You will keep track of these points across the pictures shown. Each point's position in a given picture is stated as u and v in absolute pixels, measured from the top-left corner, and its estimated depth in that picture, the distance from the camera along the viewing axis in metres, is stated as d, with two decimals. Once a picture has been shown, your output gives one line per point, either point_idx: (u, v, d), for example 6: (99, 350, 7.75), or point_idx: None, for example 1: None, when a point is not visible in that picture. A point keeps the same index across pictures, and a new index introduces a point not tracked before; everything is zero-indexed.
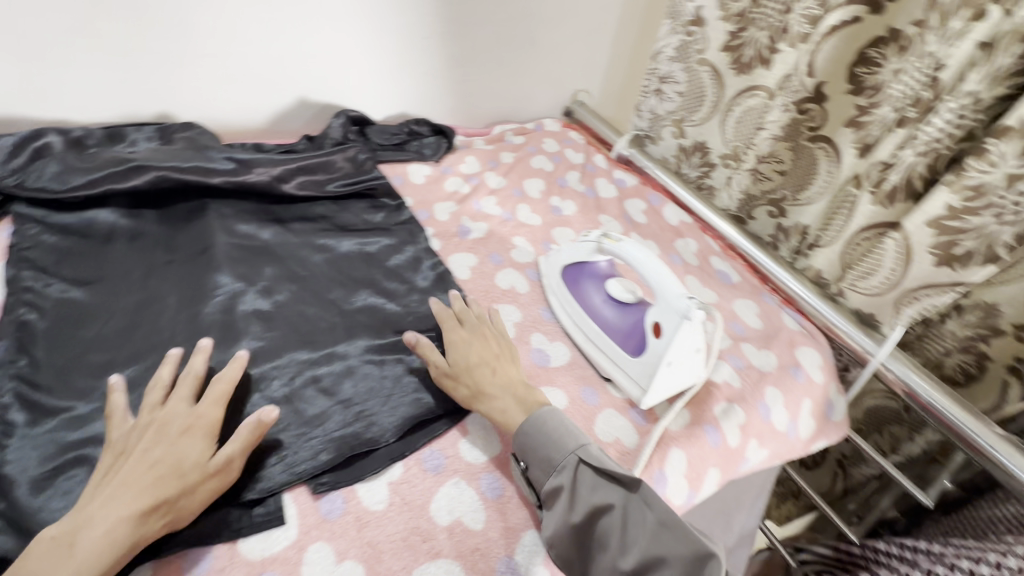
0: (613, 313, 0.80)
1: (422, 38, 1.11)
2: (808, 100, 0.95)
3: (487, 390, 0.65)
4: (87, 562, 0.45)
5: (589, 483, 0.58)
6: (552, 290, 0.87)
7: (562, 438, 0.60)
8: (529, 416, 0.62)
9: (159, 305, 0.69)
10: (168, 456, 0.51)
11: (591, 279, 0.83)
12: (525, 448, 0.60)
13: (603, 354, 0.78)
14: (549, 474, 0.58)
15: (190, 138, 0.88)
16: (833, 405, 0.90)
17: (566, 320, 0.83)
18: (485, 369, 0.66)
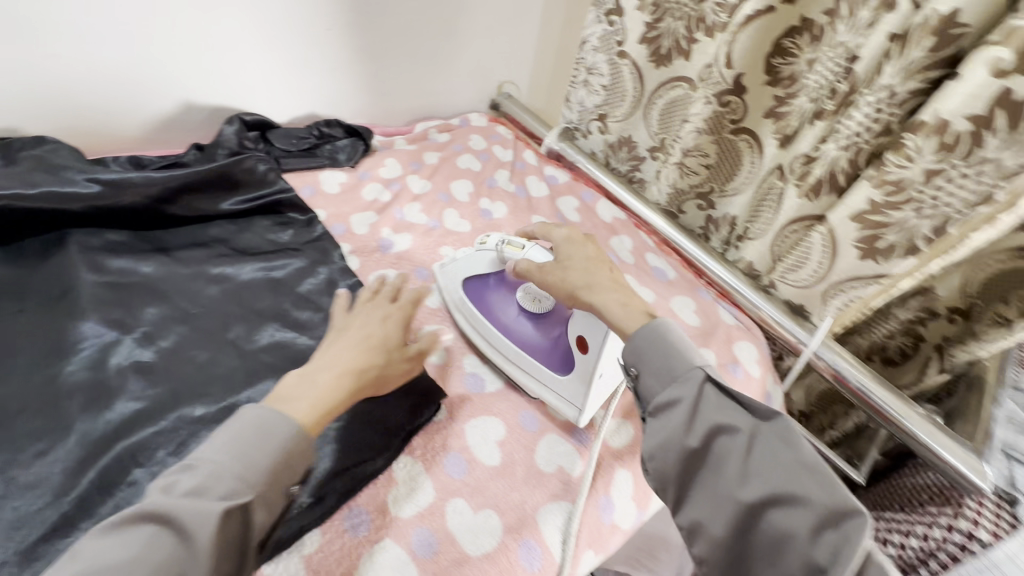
0: (530, 328, 0.73)
1: (324, 31, 1.00)
2: (728, 92, 0.93)
3: (595, 283, 0.65)
4: (326, 390, 0.53)
5: (713, 403, 0.54)
6: (456, 308, 0.78)
7: (692, 350, 0.57)
8: (658, 318, 0.60)
9: (6, 367, 0.58)
10: (377, 333, 0.61)
11: (501, 293, 0.76)
12: (643, 354, 0.58)
13: (527, 376, 0.71)
14: (666, 385, 0.55)
15: (39, 157, 0.72)
16: (771, 397, 0.90)
17: (481, 342, 0.75)
18: (600, 267, 0.67)
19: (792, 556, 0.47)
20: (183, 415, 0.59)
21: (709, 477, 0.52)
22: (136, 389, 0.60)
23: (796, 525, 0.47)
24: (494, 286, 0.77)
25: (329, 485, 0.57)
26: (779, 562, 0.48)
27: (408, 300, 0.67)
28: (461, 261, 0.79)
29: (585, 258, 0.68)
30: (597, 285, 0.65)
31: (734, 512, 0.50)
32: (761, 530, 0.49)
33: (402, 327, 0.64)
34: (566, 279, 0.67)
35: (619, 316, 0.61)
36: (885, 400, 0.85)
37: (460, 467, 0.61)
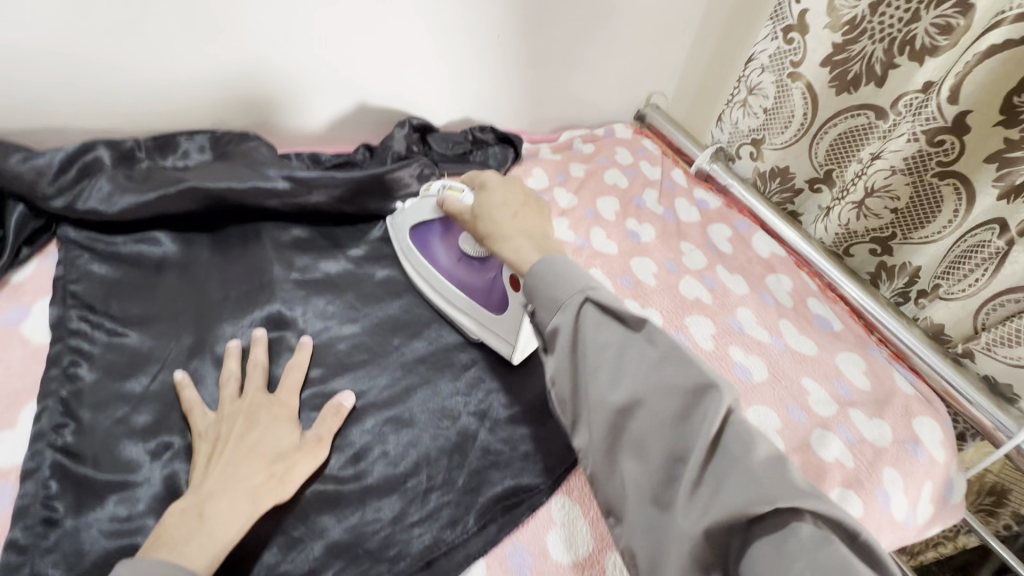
0: (468, 269, 0.71)
1: (491, 37, 0.99)
2: (943, 131, 0.77)
3: (500, 232, 0.61)
4: (223, 527, 0.46)
5: (592, 321, 0.49)
6: (406, 258, 0.76)
7: (584, 275, 0.52)
8: (544, 256, 0.56)
9: (213, 352, 0.63)
10: (267, 438, 0.53)
11: (447, 238, 0.74)
12: (535, 290, 0.53)
13: (467, 317, 0.71)
14: (551, 314, 0.51)
15: (247, 153, 0.78)
16: (952, 485, 0.80)
17: (430, 290, 0.74)
18: (505, 212, 0.63)
19: (667, 449, 0.44)
20: (359, 420, 0.61)
21: (585, 390, 0.48)
22: (315, 390, 0.63)
23: (679, 419, 0.45)
24: (443, 231, 0.74)
25: (493, 515, 0.57)
26: (656, 458, 0.44)
27: (284, 390, 0.59)
28: (408, 210, 0.76)
29: (497, 201, 0.64)
30: (500, 234, 0.61)
31: (610, 421, 0.46)
32: (640, 431, 0.46)
33: (297, 423, 0.57)
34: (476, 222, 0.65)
35: (515, 259, 0.58)
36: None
37: None
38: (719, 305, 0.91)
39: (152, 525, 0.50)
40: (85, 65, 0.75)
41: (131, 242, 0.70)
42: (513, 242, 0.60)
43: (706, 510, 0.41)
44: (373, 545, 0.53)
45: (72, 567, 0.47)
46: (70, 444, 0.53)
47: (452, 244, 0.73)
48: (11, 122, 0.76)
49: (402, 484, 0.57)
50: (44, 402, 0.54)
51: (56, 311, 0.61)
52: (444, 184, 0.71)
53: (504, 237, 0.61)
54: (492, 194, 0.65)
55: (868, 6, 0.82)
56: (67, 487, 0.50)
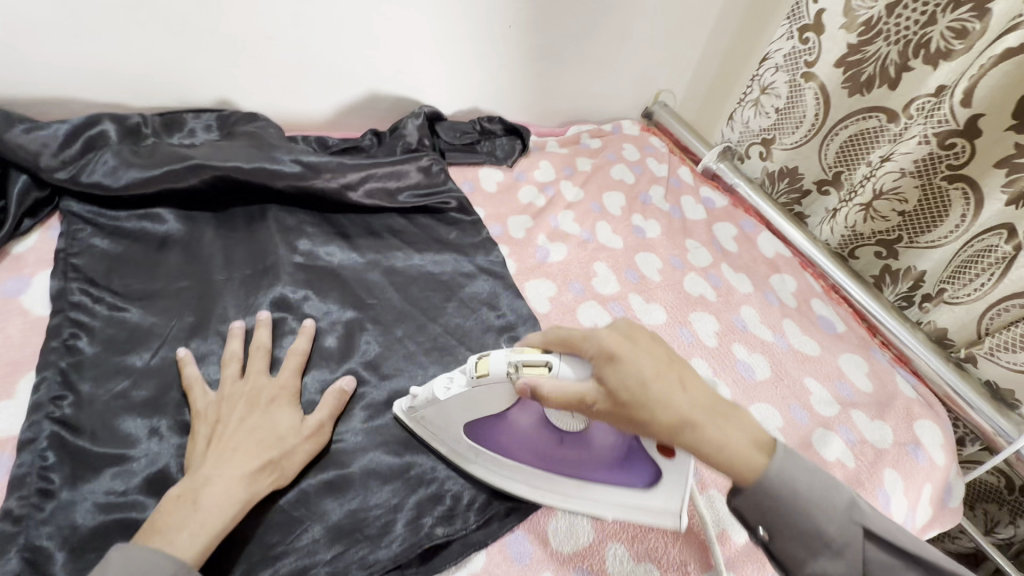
0: (572, 446, 0.55)
1: (503, 28, 0.99)
2: (955, 134, 0.76)
3: (692, 419, 0.44)
4: (214, 514, 0.45)
5: (880, 561, 0.45)
6: (472, 459, 0.57)
7: (827, 499, 0.45)
8: (774, 454, 0.46)
9: (215, 331, 0.62)
10: (267, 423, 0.52)
11: (519, 415, 0.55)
12: (768, 517, 0.45)
13: (598, 504, 0.55)
14: (817, 555, 0.45)
15: (254, 134, 0.77)
16: (951, 490, 0.80)
17: (527, 488, 0.56)
18: (672, 389, 0.44)
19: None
20: (359, 406, 0.60)
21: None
22: (317, 375, 0.61)
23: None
24: (508, 415, 0.55)
25: (495, 509, 0.56)
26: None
27: (287, 372, 0.58)
28: (447, 406, 0.52)
29: (649, 373, 0.44)
30: (699, 423, 0.44)
31: None
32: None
33: (297, 406, 0.56)
34: (631, 412, 0.44)
35: (733, 459, 0.44)
36: (1004, 429, 0.79)
37: None
38: (723, 302, 0.91)
39: (147, 502, 0.49)
40: (94, 38, 0.74)
41: (134, 218, 0.69)
42: (717, 433, 0.44)
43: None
44: (373, 531, 0.52)
45: (65, 540, 0.46)
46: (68, 417, 0.52)
47: (531, 416, 0.55)
48: (18, 93, 0.75)
49: (402, 471, 0.57)
50: (42, 372, 0.54)
51: (57, 283, 0.61)
52: (510, 357, 0.48)
53: (693, 426, 0.44)
54: (635, 362, 0.44)
55: (885, 7, 0.81)
56: (63, 459, 0.50)
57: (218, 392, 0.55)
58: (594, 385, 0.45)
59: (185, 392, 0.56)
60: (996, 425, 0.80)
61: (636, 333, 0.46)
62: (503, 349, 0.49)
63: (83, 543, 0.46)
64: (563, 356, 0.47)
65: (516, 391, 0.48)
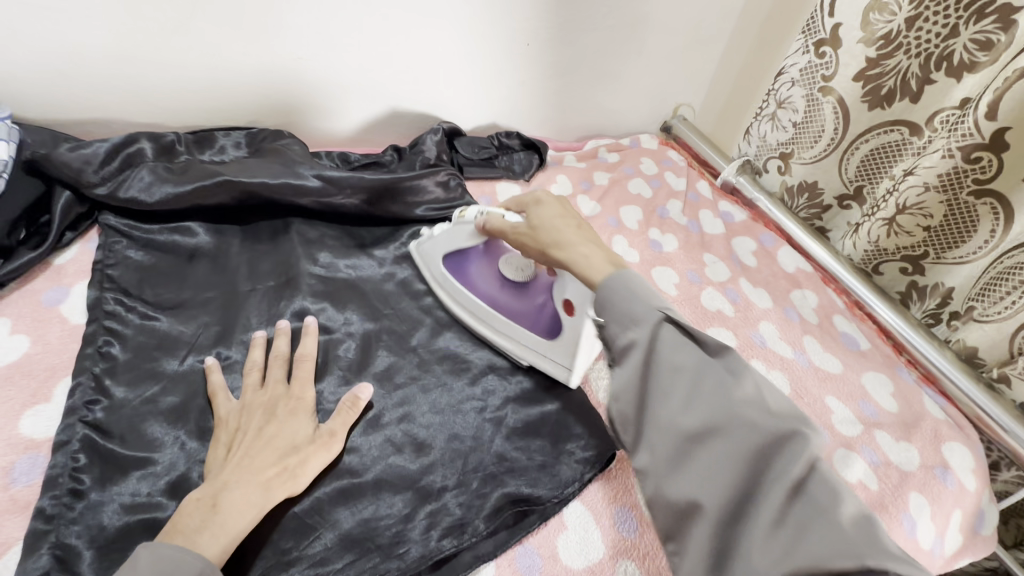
0: (512, 295, 0.70)
1: (521, 45, 1.01)
2: (980, 148, 0.75)
3: (566, 241, 0.58)
4: (233, 519, 0.47)
5: (671, 343, 0.44)
6: (441, 285, 0.74)
7: (648, 293, 0.47)
8: (617, 270, 0.51)
9: (238, 340, 0.64)
10: (284, 431, 0.54)
11: (483, 263, 0.72)
12: (606, 303, 0.48)
13: (515, 343, 0.70)
14: (624, 328, 0.45)
15: (279, 151, 0.80)
16: (984, 516, 0.77)
17: (468, 317, 0.72)
18: (568, 225, 0.59)
19: (738, 484, 0.39)
20: (374, 416, 0.61)
21: (661, 408, 0.42)
22: (333, 385, 0.63)
23: (754, 456, 0.39)
24: (476, 259, 0.73)
25: (504, 520, 0.56)
26: (734, 490, 0.39)
27: (305, 381, 0.60)
28: (437, 238, 0.74)
29: (556, 215, 0.62)
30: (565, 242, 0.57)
31: (679, 450, 0.41)
32: (711, 459, 0.40)
33: (313, 415, 0.57)
34: (538, 235, 0.61)
35: (585, 267, 0.53)
36: (1002, 419, 0.79)
37: (631, 526, 0.58)
38: (741, 318, 0.89)
39: (170, 504, 0.51)
40: (135, 62, 0.79)
41: (166, 232, 0.72)
42: (585, 248, 0.55)
43: (792, 558, 0.35)
44: (384, 541, 0.53)
45: (92, 540, 0.48)
46: (99, 421, 0.55)
47: (489, 264, 0.72)
48: (62, 113, 0.80)
49: (414, 482, 0.57)
50: (77, 377, 0.56)
51: (93, 293, 0.64)
52: (481, 209, 0.70)
53: (567, 247, 0.57)
54: (552, 204, 0.63)
55: (904, 19, 0.80)
56: (93, 461, 0.52)
57: (239, 400, 0.57)
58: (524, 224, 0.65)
59: (209, 399, 0.58)
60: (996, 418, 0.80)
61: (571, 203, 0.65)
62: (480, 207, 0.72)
63: (109, 542, 0.48)
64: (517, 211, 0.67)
65: (478, 229, 0.70)
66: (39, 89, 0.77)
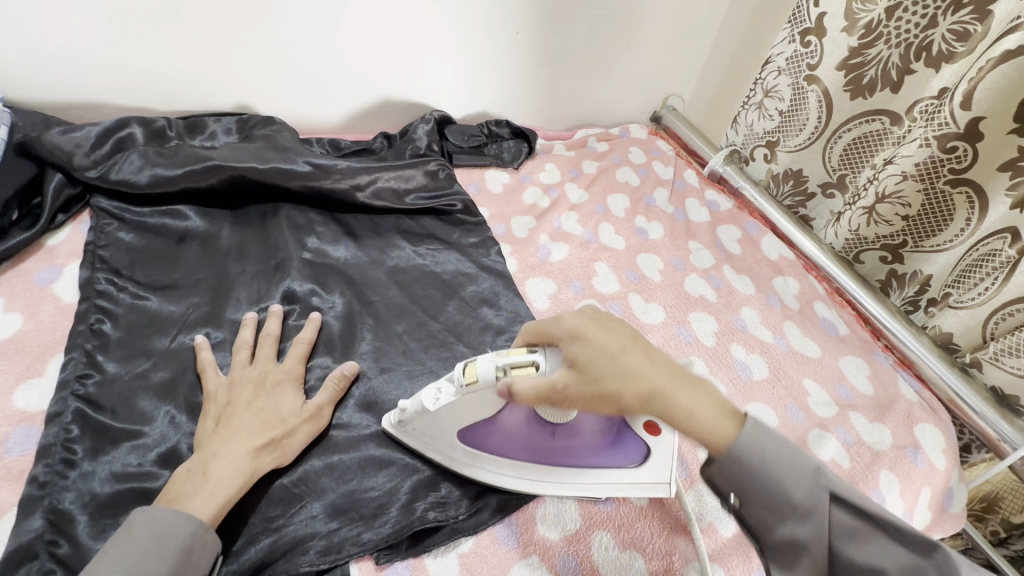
0: (571, 439, 0.56)
1: (510, 35, 1.02)
2: (956, 137, 0.76)
3: (657, 389, 0.46)
4: (222, 484, 0.49)
5: (845, 530, 0.44)
6: (465, 460, 0.58)
7: (794, 471, 0.44)
8: (740, 430, 0.45)
9: (229, 318, 0.66)
10: (272, 404, 0.56)
11: (509, 416, 0.55)
12: (750, 488, 0.45)
13: (595, 486, 0.59)
14: (787, 523, 0.45)
15: (270, 137, 0.81)
16: (953, 495, 0.79)
17: (522, 482, 0.58)
18: (636, 357, 0.47)
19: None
20: (359, 396, 0.63)
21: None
22: (322, 364, 0.65)
23: None
24: (498, 417, 0.55)
25: (485, 496, 0.58)
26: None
27: (292, 359, 0.62)
28: (437, 414, 0.53)
29: (615, 352, 0.46)
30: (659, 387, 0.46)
31: None
32: None
33: (301, 392, 0.59)
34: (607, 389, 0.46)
35: (699, 424, 0.45)
36: (1009, 436, 0.78)
37: (607, 499, 0.60)
38: (724, 303, 0.91)
39: (161, 474, 0.53)
40: (128, 48, 0.80)
41: (157, 215, 0.73)
42: (681, 397, 0.46)
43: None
44: (368, 511, 0.55)
45: (86, 506, 0.50)
46: (91, 394, 0.56)
47: (521, 417, 0.55)
48: (52, 96, 0.81)
49: (397, 456, 0.59)
50: (69, 353, 0.58)
51: (85, 273, 0.65)
52: (497, 362, 0.49)
53: (663, 394, 0.46)
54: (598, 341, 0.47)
55: (884, 10, 0.81)
56: (85, 433, 0.54)
57: (228, 376, 0.58)
58: (572, 372, 0.46)
59: (198, 374, 0.59)
60: (1000, 432, 0.79)
61: (598, 313, 0.49)
62: (488, 354, 0.50)
63: (102, 509, 0.50)
64: (546, 354, 0.48)
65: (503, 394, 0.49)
66: (30, 72, 0.78)
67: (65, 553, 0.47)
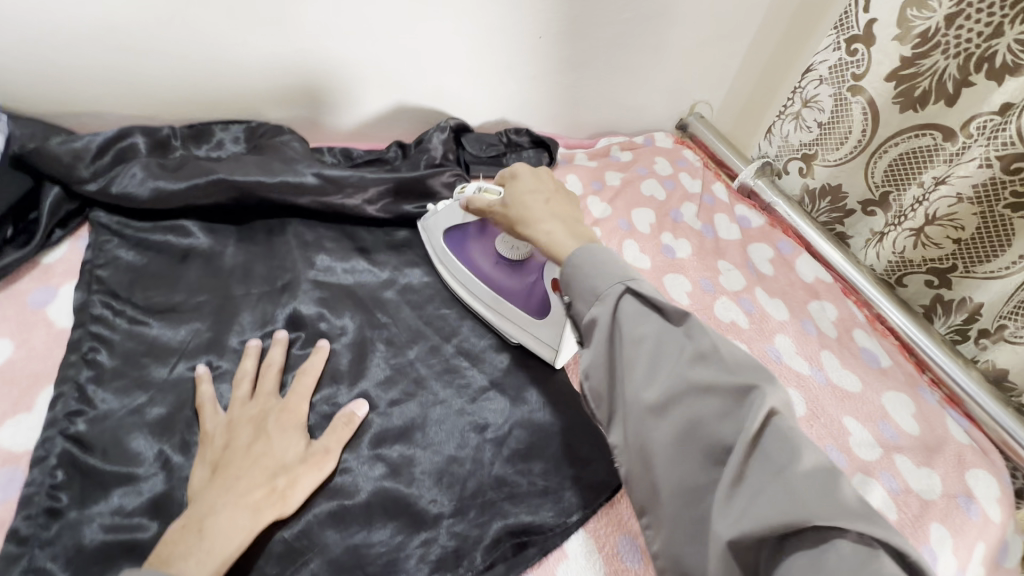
0: (505, 271, 0.71)
1: (534, 39, 0.96)
2: (1021, 158, 0.71)
3: (534, 215, 0.59)
4: (219, 544, 0.44)
5: (632, 313, 0.46)
6: (438, 260, 0.75)
7: (610, 266, 0.50)
8: (582, 245, 0.53)
9: (231, 345, 0.62)
10: (274, 448, 0.51)
11: (480, 243, 0.73)
12: (572, 279, 0.51)
13: (504, 319, 0.69)
14: (589, 305, 0.48)
15: (279, 147, 0.77)
16: (1008, 548, 0.73)
17: (459, 288, 0.73)
18: (539, 198, 0.61)
19: (693, 438, 0.42)
20: (368, 434, 0.58)
21: (628, 381, 0.45)
22: (329, 398, 0.60)
23: (713, 420, 0.41)
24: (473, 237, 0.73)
25: (503, 553, 0.53)
26: (688, 443, 0.42)
27: (298, 393, 0.57)
28: (439, 215, 0.75)
29: (528, 189, 0.62)
30: (533, 218, 0.59)
31: (646, 422, 0.43)
32: (670, 425, 0.43)
33: (305, 432, 0.55)
34: (509, 212, 0.62)
35: (549, 242, 0.56)
36: None
37: (636, 556, 0.55)
38: (756, 329, 0.86)
39: (153, 525, 0.49)
40: (131, 53, 0.76)
41: (159, 231, 0.70)
42: (546, 226, 0.57)
43: (741, 515, 0.38)
44: (376, 569, 0.51)
45: (71, 562, 0.46)
46: (82, 433, 0.52)
47: (485, 244, 0.73)
48: (52, 104, 0.77)
49: (408, 504, 0.55)
50: (60, 387, 0.54)
51: (81, 296, 0.61)
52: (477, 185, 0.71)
53: (535, 222, 0.58)
54: (525, 182, 0.63)
55: (945, 17, 0.74)
56: (74, 477, 0.50)
57: (228, 413, 0.54)
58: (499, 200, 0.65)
59: (196, 411, 0.55)
60: None
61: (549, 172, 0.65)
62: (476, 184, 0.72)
63: (89, 565, 0.46)
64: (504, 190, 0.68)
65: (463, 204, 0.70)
66: (30, 79, 0.74)
67: None
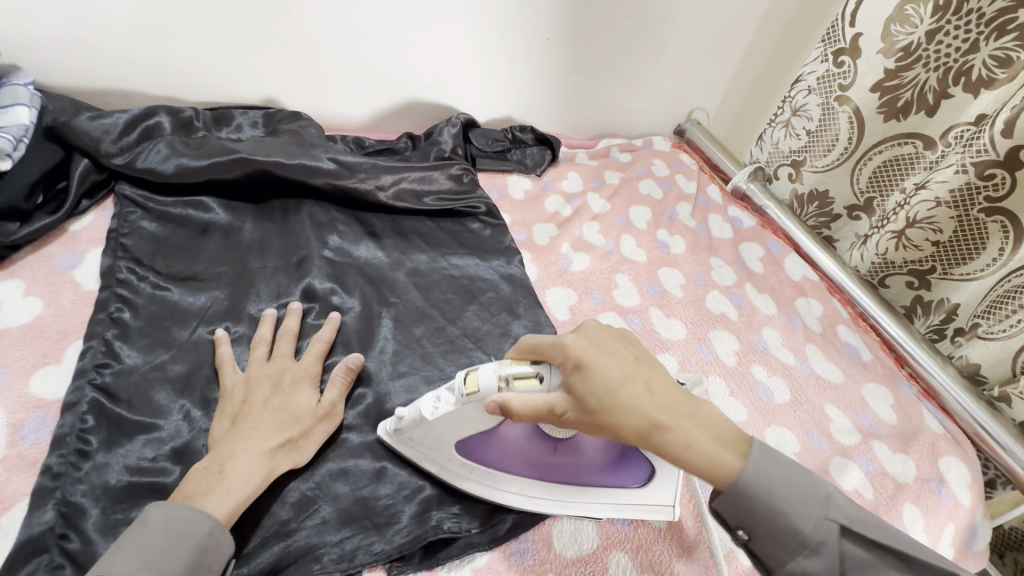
0: (570, 453, 0.55)
1: (541, 41, 1.01)
2: (994, 165, 0.75)
3: (659, 422, 0.45)
4: (238, 484, 0.48)
5: (853, 558, 0.45)
6: (465, 475, 0.55)
7: (805, 501, 0.46)
8: (746, 464, 0.46)
9: (247, 313, 0.65)
10: (288, 403, 0.55)
11: (509, 429, 0.54)
12: (752, 518, 0.46)
13: (597, 507, 0.55)
14: (795, 555, 0.45)
15: (296, 132, 0.81)
16: (976, 531, 0.77)
17: (521, 499, 0.55)
18: (638, 388, 0.45)
19: None
20: (376, 400, 0.62)
21: None
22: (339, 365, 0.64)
23: None
24: (498, 431, 0.54)
25: (501, 512, 0.57)
26: None
27: (311, 356, 0.61)
28: (435, 424, 0.51)
29: (616, 377, 0.45)
30: (660, 422, 0.45)
31: None
32: None
33: (318, 392, 0.58)
34: (605, 420, 0.45)
35: (699, 460, 0.45)
36: None
37: (626, 519, 0.59)
38: (746, 322, 0.90)
39: (175, 470, 0.52)
40: (159, 38, 0.80)
41: (181, 206, 0.73)
42: (682, 433, 0.45)
43: None
44: (381, 519, 0.54)
45: (99, 500, 0.49)
46: (109, 385, 0.56)
47: (519, 429, 0.54)
48: (82, 83, 0.81)
49: (412, 464, 0.58)
50: (89, 341, 0.57)
51: (107, 261, 0.65)
52: (495, 371, 0.48)
53: (661, 428, 0.45)
54: (599, 365, 0.44)
55: (926, 32, 0.79)
56: (101, 424, 0.53)
57: (245, 372, 0.58)
58: (569, 398, 0.45)
59: (215, 369, 0.58)
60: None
61: (601, 334, 0.47)
62: (487, 365, 0.48)
63: (115, 503, 0.49)
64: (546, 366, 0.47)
65: (494, 408, 0.47)
66: (64, 58, 0.78)
67: (76, 546, 0.47)
